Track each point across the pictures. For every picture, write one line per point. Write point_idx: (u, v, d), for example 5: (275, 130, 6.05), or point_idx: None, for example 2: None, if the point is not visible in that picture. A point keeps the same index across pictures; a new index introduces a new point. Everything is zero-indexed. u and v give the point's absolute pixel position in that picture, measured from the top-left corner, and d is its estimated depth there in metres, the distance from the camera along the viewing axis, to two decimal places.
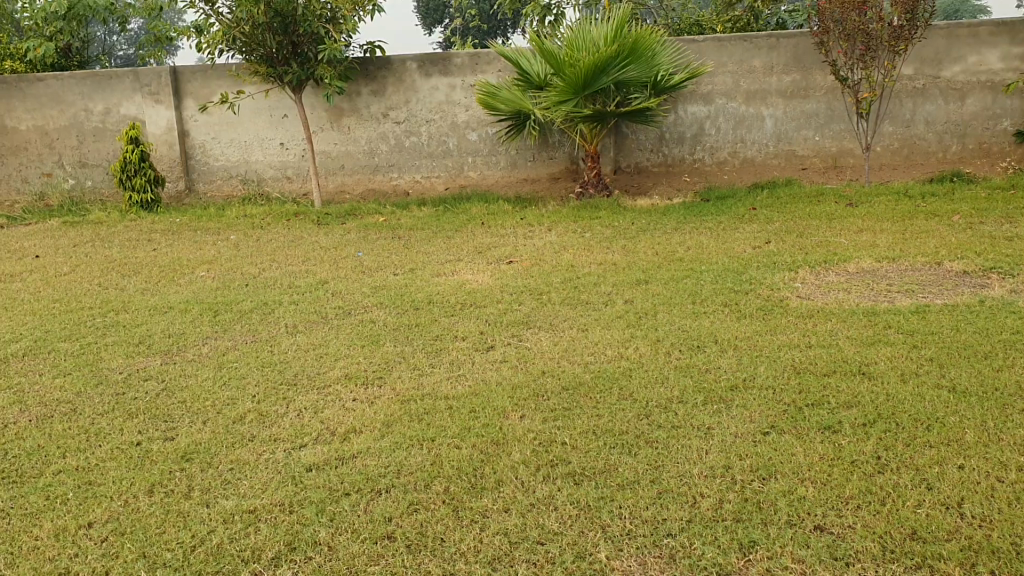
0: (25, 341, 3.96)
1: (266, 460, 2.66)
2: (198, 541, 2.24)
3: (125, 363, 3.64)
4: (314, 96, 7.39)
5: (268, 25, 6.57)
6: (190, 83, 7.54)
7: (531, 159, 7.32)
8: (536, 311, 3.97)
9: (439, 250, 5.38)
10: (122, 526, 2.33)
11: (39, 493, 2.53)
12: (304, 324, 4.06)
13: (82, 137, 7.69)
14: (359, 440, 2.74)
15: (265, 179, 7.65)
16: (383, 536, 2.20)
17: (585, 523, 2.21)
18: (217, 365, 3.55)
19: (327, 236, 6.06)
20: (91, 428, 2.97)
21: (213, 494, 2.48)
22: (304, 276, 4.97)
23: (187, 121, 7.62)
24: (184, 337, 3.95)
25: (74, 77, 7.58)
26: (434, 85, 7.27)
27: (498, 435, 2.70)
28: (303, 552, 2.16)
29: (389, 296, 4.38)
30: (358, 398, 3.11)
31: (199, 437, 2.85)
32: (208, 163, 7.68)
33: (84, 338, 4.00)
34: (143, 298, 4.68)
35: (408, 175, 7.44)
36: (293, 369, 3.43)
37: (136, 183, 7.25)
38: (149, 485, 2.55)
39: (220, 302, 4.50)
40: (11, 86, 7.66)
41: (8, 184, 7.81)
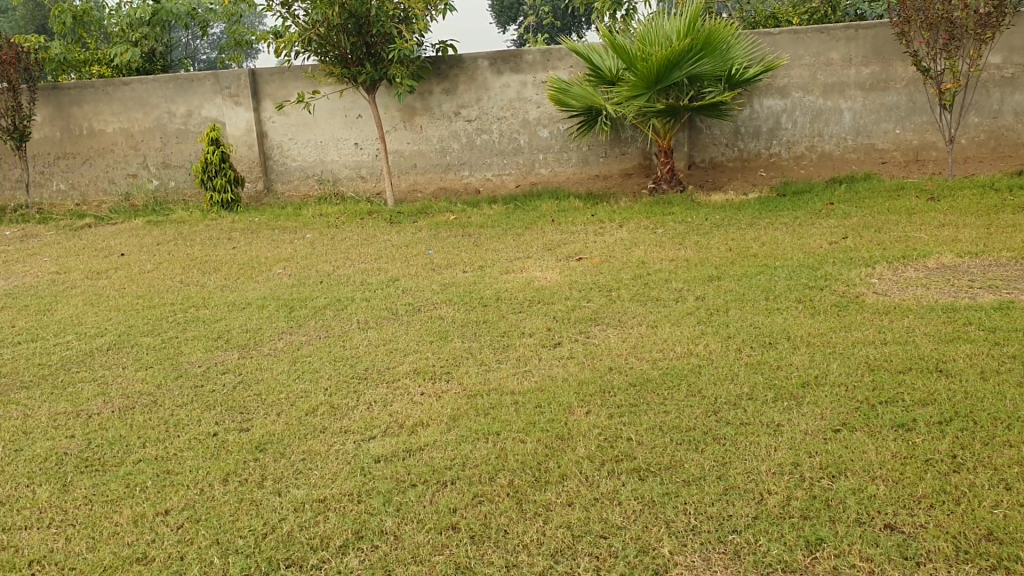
0: (110, 336, 4.11)
1: (337, 451, 2.72)
2: (270, 528, 2.30)
3: (204, 357, 3.76)
4: (388, 96, 7.49)
5: (343, 26, 6.68)
6: (267, 85, 7.71)
7: (603, 155, 7.28)
8: (604, 308, 3.96)
9: (510, 247, 5.40)
10: (197, 514, 2.40)
11: (120, 480, 2.63)
12: (375, 320, 4.12)
13: (166, 139, 7.95)
14: (426, 433, 2.77)
15: (341, 179, 7.79)
16: (448, 526, 2.22)
17: (649, 518, 2.19)
18: (292, 359, 3.64)
19: (399, 234, 6.13)
20: (170, 419, 3.07)
21: (285, 483, 2.54)
22: (376, 273, 5.04)
23: (265, 122, 7.80)
24: (260, 332, 4.05)
25: (158, 81, 7.83)
26: (506, 83, 7.30)
27: (563, 430, 2.71)
28: (369, 540, 2.20)
29: (459, 293, 4.41)
30: (426, 392, 3.14)
31: (273, 428, 2.92)
32: (286, 163, 7.85)
33: (165, 333, 4.13)
34: (223, 295, 4.81)
35: (479, 173, 7.49)
36: (364, 364, 3.48)
37: (217, 183, 7.46)
38: (224, 474, 2.62)
39: (296, 299, 4.60)
40: (98, 89, 7.94)
41: (97, 184, 8.12)
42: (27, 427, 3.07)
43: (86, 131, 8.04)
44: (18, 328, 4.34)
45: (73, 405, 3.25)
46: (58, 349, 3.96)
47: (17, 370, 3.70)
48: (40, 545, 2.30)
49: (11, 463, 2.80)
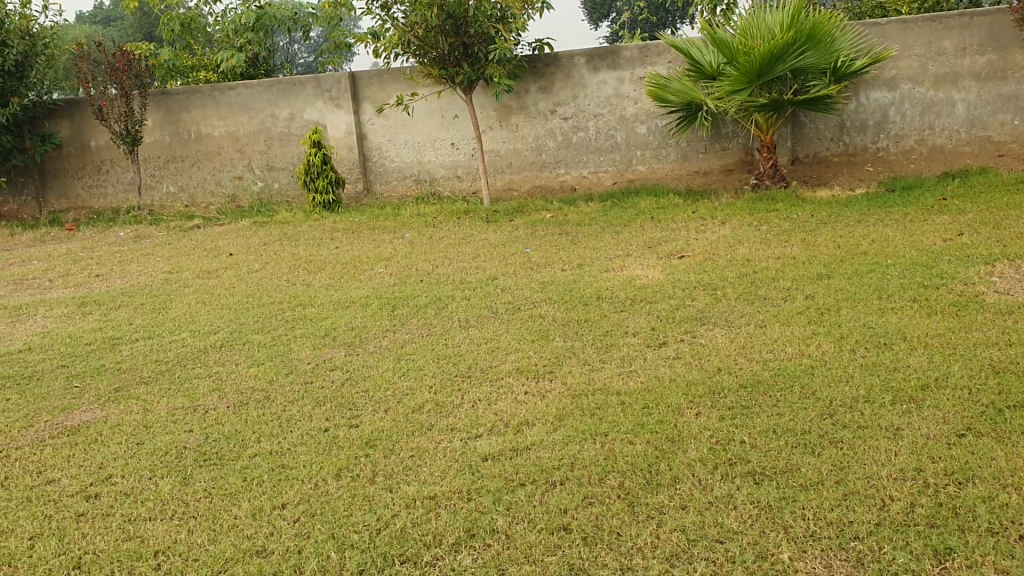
0: (223, 333, 4.24)
1: (444, 449, 2.74)
2: (384, 523, 2.33)
3: (312, 354, 3.84)
4: (484, 95, 7.53)
5: (441, 28, 6.75)
6: (367, 88, 7.85)
7: (702, 150, 7.16)
8: (710, 307, 3.90)
9: (609, 244, 5.36)
10: (313, 509, 2.45)
11: (237, 474, 2.70)
12: (475, 318, 4.15)
13: (270, 142, 8.17)
14: (533, 432, 2.77)
15: (437, 179, 7.86)
16: (560, 527, 2.21)
17: (766, 522, 2.15)
18: (396, 357, 3.68)
19: (496, 232, 6.15)
20: (282, 415, 3.14)
21: (395, 479, 2.57)
22: (476, 272, 5.07)
23: (364, 124, 7.94)
24: (364, 330, 4.12)
25: (262, 86, 8.06)
26: (603, 79, 7.26)
27: (673, 431, 2.67)
28: (482, 539, 2.20)
29: (559, 292, 4.40)
30: (530, 391, 3.14)
31: (381, 424, 2.97)
32: (385, 164, 7.97)
33: (274, 331, 4.24)
34: (328, 294, 4.91)
35: (575, 171, 7.46)
36: (467, 362, 3.50)
37: (320, 185, 7.63)
38: (337, 469, 2.67)
39: (397, 298, 4.66)
40: (206, 94, 8.22)
41: (204, 186, 8.39)
42: (149, 421, 3.19)
43: (194, 135, 8.32)
44: (136, 325, 4.51)
45: (191, 401, 3.36)
46: (174, 346, 4.10)
47: (136, 366, 3.85)
48: (165, 536, 2.38)
49: (134, 456, 2.91)
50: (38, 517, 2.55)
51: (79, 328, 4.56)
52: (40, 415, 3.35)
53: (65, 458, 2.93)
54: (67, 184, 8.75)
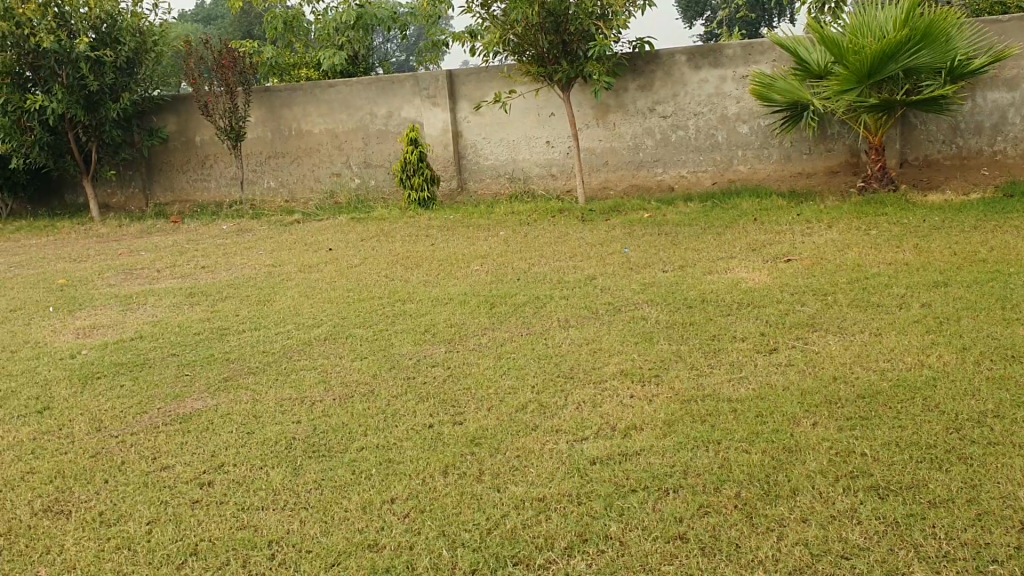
0: (325, 327, 4.29)
1: (551, 450, 2.70)
2: (495, 523, 2.31)
3: (414, 349, 3.85)
4: (582, 93, 7.48)
5: (541, 25, 6.73)
6: (464, 86, 7.88)
7: (806, 151, 6.97)
8: (820, 313, 3.78)
9: (710, 246, 5.25)
10: (421, 504, 2.45)
11: (346, 466, 2.72)
12: (576, 318, 4.11)
13: (368, 139, 8.28)
14: (642, 437, 2.72)
15: (532, 177, 7.84)
16: (676, 536, 2.16)
17: (895, 539, 2.05)
18: (497, 355, 3.67)
19: (593, 232, 6.10)
20: (387, 409, 3.16)
21: (503, 479, 2.55)
22: (574, 271, 5.03)
23: (460, 121, 7.97)
24: (465, 328, 4.11)
25: (362, 84, 8.17)
26: (704, 78, 7.13)
27: (790, 441, 2.58)
28: (596, 544, 2.16)
29: (662, 293, 4.33)
30: (636, 395, 3.08)
31: (485, 423, 2.95)
32: (480, 162, 7.99)
33: (376, 325, 4.28)
34: (426, 290, 4.93)
35: (674, 170, 7.35)
36: (570, 363, 3.46)
37: (415, 182, 7.70)
38: (444, 466, 2.67)
39: (496, 295, 4.65)
40: (307, 92, 8.37)
41: (303, 182, 8.55)
42: (257, 411, 3.24)
43: (295, 132, 8.49)
44: (242, 317, 4.61)
45: (297, 393, 3.41)
46: (279, 338, 4.17)
47: (244, 356, 3.92)
48: (278, 525, 2.41)
49: (245, 445, 2.95)
50: (155, 502, 2.61)
51: (188, 318, 4.68)
52: (154, 401, 3.44)
53: (179, 445, 2.99)
54: (173, 178, 9.02)
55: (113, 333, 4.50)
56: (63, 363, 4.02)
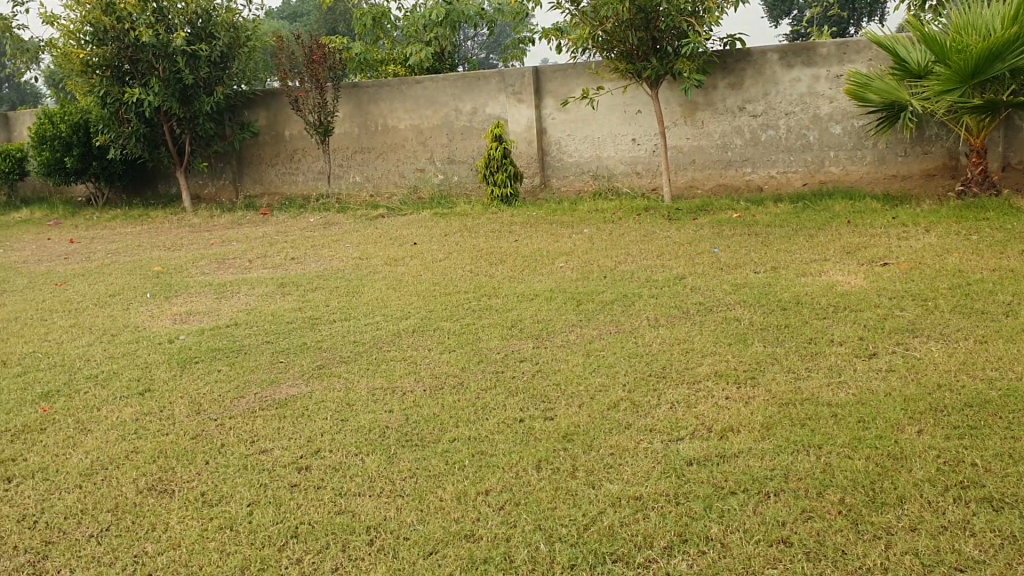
0: (414, 319, 4.34)
1: (645, 449, 2.68)
2: (591, 520, 2.30)
3: (501, 344, 3.86)
4: (670, 91, 7.40)
5: (631, 22, 6.69)
6: (549, 82, 7.86)
7: (902, 153, 6.78)
8: (921, 319, 3.67)
9: (802, 248, 5.14)
10: (516, 497, 2.45)
11: (440, 457, 2.74)
12: (665, 317, 4.07)
13: (452, 135, 8.33)
14: (739, 439, 2.67)
15: (616, 175, 7.78)
16: (778, 540, 2.13)
17: (1012, 554, 1.98)
18: (586, 352, 3.64)
19: (680, 231, 6.03)
20: (477, 402, 3.17)
21: (598, 476, 2.54)
22: (662, 270, 4.98)
23: (545, 118, 7.97)
24: (552, 324, 4.10)
25: (448, 80, 8.23)
26: (796, 77, 6.99)
27: (894, 448, 2.51)
28: (696, 544, 2.14)
29: (755, 294, 4.26)
30: (731, 396, 3.04)
31: (577, 419, 2.94)
32: (563, 159, 7.97)
33: (463, 319, 4.30)
34: (511, 286, 4.94)
35: (763, 170, 7.23)
36: (661, 362, 3.42)
37: (498, 178, 7.74)
38: (537, 461, 2.66)
39: (583, 293, 4.63)
40: (394, 88, 8.47)
41: (388, 177, 8.67)
42: (350, 399, 3.29)
43: (381, 127, 8.60)
44: (332, 307, 4.68)
45: (389, 382, 3.45)
46: (368, 329, 4.22)
47: (335, 345, 3.98)
48: (375, 511, 2.44)
49: (340, 431, 3.00)
50: (254, 484, 2.67)
51: (280, 307, 4.77)
52: (250, 387, 3.52)
53: (276, 430, 3.06)
54: (262, 171, 9.22)
55: (209, 319, 4.62)
56: (162, 347, 4.14)
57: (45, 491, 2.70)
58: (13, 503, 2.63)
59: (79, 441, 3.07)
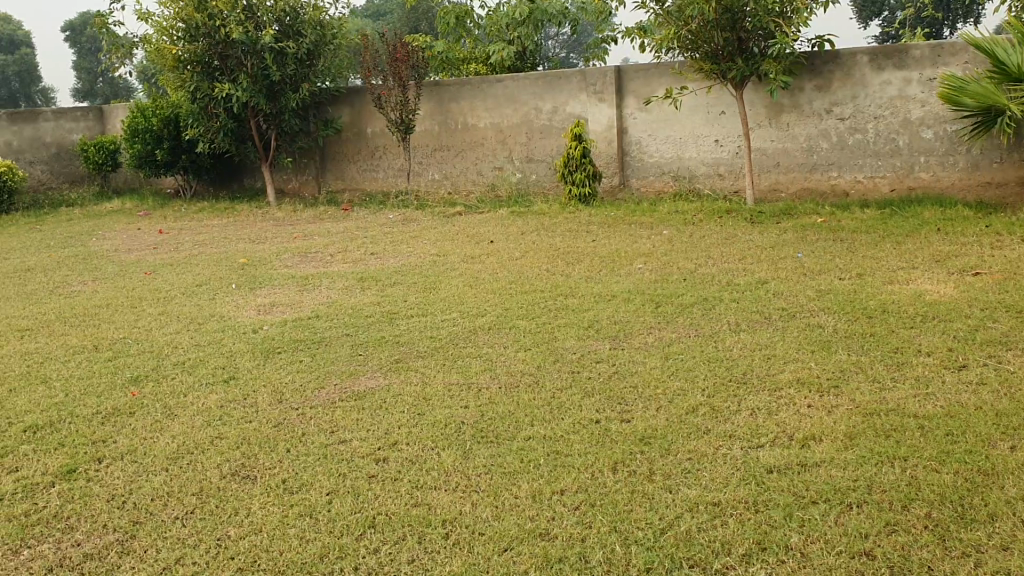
0: (491, 316, 4.36)
1: (724, 455, 2.65)
2: (668, 524, 2.28)
3: (578, 344, 3.85)
4: (755, 92, 7.29)
5: (717, 22, 6.60)
6: (632, 82, 7.82)
7: (997, 159, 6.55)
8: (1015, 331, 3.54)
9: (889, 255, 5.01)
10: (592, 498, 2.44)
11: (515, 454, 2.75)
12: (746, 322, 4.01)
13: (532, 134, 8.34)
14: (821, 448, 2.62)
15: (697, 176, 7.69)
16: (861, 552, 2.08)
17: None
18: (664, 355, 3.61)
19: (763, 235, 5.93)
20: (553, 401, 3.17)
21: (675, 480, 2.51)
22: (743, 274, 4.91)
23: (626, 118, 7.92)
24: (630, 325, 4.08)
25: (529, 79, 8.24)
26: (887, 79, 6.81)
27: (986, 464, 2.43)
28: (775, 553, 2.11)
29: (839, 301, 4.16)
30: (813, 405, 2.97)
31: (655, 423, 2.91)
32: (644, 160, 7.91)
33: (539, 318, 4.30)
34: (589, 286, 4.92)
35: (849, 175, 7.07)
36: (741, 368, 3.37)
37: (577, 177, 7.73)
38: (613, 462, 2.65)
39: (662, 295, 4.59)
40: (475, 86, 8.52)
41: (467, 175, 8.72)
42: (426, 394, 3.32)
43: (462, 125, 8.66)
44: (410, 302, 4.74)
45: (465, 378, 3.48)
46: (445, 325, 4.26)
47: (413, 340, 4.02)
48: (451, 506, 2.46)
49: (417, 425, 3.04)
50: (334, 474, 2.71)
51: (360, 301, 4.85)
52: (330, 378, 3.58)
53: (355, 421, 3.11)
54: (344, 167, 9.38)
55: (291, 311, 4.72)
56: (247, 336, 4.25)
57: (134, 473, 2.79)
58: (104, 483, 2.73)
59: (167, 425, 3.16)
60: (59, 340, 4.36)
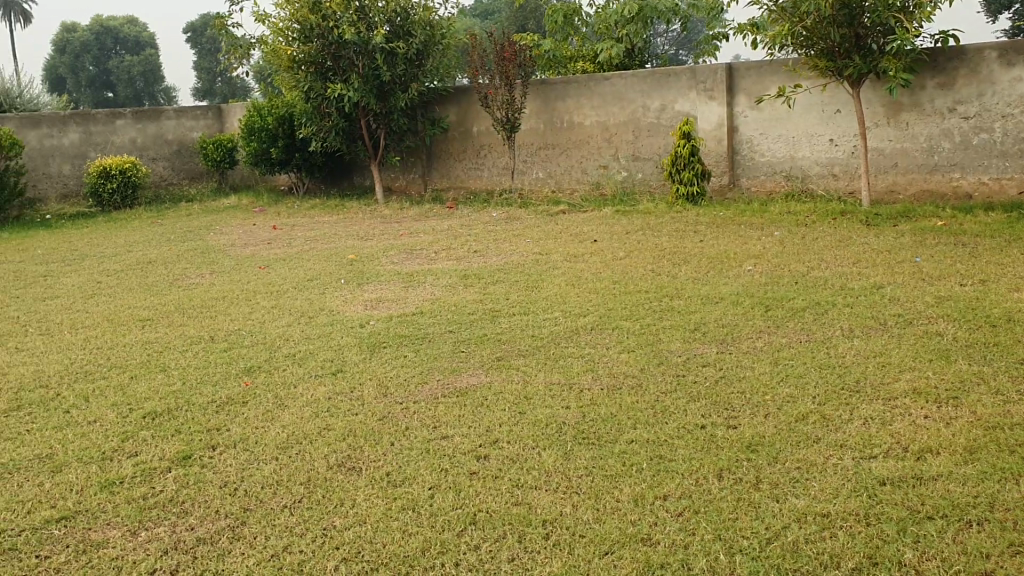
0: (594, 316, 4.34)
1: (835, 465, 2.56)
2: (774, 534, 2.22)
3: (684, 347, 3.79)
4: (873, 90, 7.03)
5: (834, 18, 6.40)
6: (743, 80, 7.65)
7: None
8: None
9: (1016, 261, 4.76)
10: (696, 505, 2.40)
11: (617, 457, 2.72)
12: (860, 328, 3.87)
13: (639, 132, 8.25)
14: (939, 462, 2.51)
15: (811, 176, 7.46)
16: (981, 573, 1.99)
17: None
18: (772, 360, 3.52)
19: (878, 238, 5.72)
20: (657, 404, 3.13)
21: (782, 489, 2.44)
22: (857, 278, 4.75)
23: (737, 116, 7.76)
24: (738, 329, 4.00)
25: (637, 76, 8.16)
26: (1016, 76, 6.48)
27: None
28: (888, 570, 2.03)
29: (960, 309, 3.98)
30: (931, 416, 2.85)
31: (762, 429, 2.84)
32: (755, 159, 7.74)
33: (644, 319, 4.26)
34: (694, 287, 4.84)
35: (973, 176, 6.75)
36: (854, 375, 3.26)
37: (685, 176, 7.62)
38: (718, 469, 2.60)
39: (771, 298, 4.48)
40: (582, 84, 8.49)
41: (573, 173, 8.71)
42: (528, 393, 3.32)
43: (568, 124, 8.64)
44: (514, 301, 4.75)
45: (567, 378, 3.47)
46: (549, 324, 4.26)
47: (515, 339, 4.04)
48: (552, 507, 2.45)
49: (518, 424, 3.04)
50: (436, 469, 2.74)
51: (463, 298, 4.90)
52: (433, 374, 3.62)
53: (457, 417, 3.13)
54: (451, 165, 9.49)
55: (397, 307, 4.80)
56: (354, 330, 4.34)
57: (245, 461, 2.88)
58: (217, 469, 2.83)
59: (277, 415, 3.26)
60: (178, 330, 4.54)
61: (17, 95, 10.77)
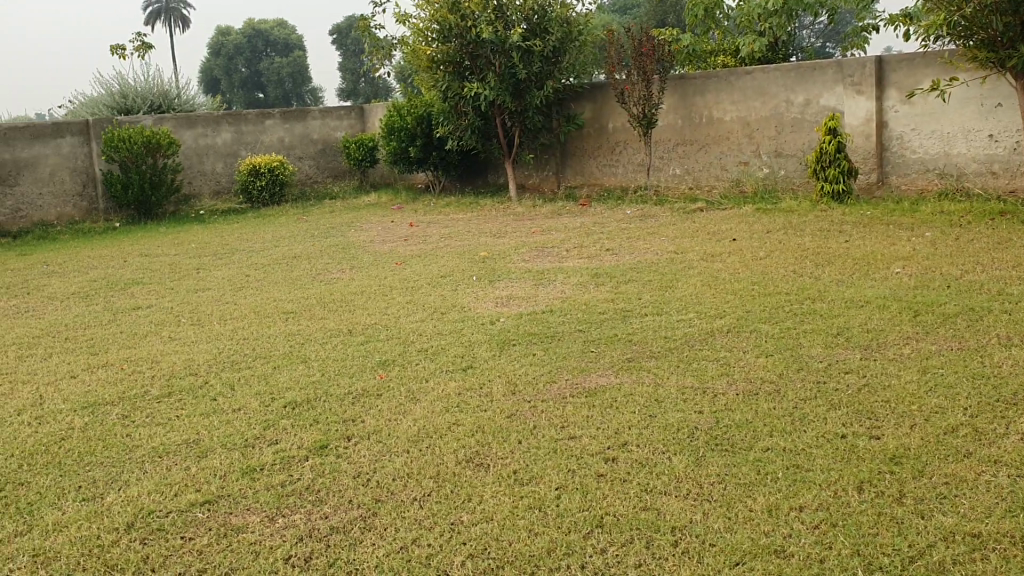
0: (730, 318, 4.23)
1: (988, 483, 2.40)
2: (918, 553, 2.10)
3: (825, 352, 3.64)
4: None
5: (997, 6, 6.02)
6: (895, 73, 7.29)
7: None
8: None
9: None
10: (834, 518, 2.29)
11: (751, 465, 2.64)
12: (1019, 336, 3.63)
13: (781, 128, 7.99)
14: None
15: (967, 174, 7.04)
16: None
17: None
18: (920, 369, 3.34)
19: None
20: (795, 412, 3.01)
21: (928, 505, 2.31)
22: (1016, 283, 4.45)
23: (887, 111, 7.41)
24: (884, 334, 3.81)
25: (781, 70, 7.91)
26: None
27: None
28: None
29: None
30: None
31: (908, 441, 2.69)
32: (905, 156, 7.37)
33: (782, 322, 4.12)
34: (837, 290, 4.65)
35: None
36: (1012, 387, 3.05)
37: (830, 174, 7.35)
38: (858, 481, 2.48)
39: (921, 302, 4.25)
40: (723, 79, 8.30)
41: (711, 170, 8.53)
42: (660, 395, 3.27)
43: (707, 120, 8.47)
44: (646, 300, 4.69)
45: (700, 381, 3.39)
46: (682, 325, 4.17)
47: (646, 340, 3.98)
48: (681, 513, 2.39)
49: (649, 427, 2.99)
50: (564, 469, 2.72)
51: (595, 296, 4.86)
52: (563, 373, 3.61)
53: (586, 417, 3.11)
54: (587, 162, 9.47)
55: (528, 304, 4.81)
56: (486, 327, 4.37)
57: (377, 453, 2.94)
58: (351, 459, 2.90)
59: (410, 409, 3.31)
60: (319, 323, 4.69)
61: (176, 97, 11.38)
